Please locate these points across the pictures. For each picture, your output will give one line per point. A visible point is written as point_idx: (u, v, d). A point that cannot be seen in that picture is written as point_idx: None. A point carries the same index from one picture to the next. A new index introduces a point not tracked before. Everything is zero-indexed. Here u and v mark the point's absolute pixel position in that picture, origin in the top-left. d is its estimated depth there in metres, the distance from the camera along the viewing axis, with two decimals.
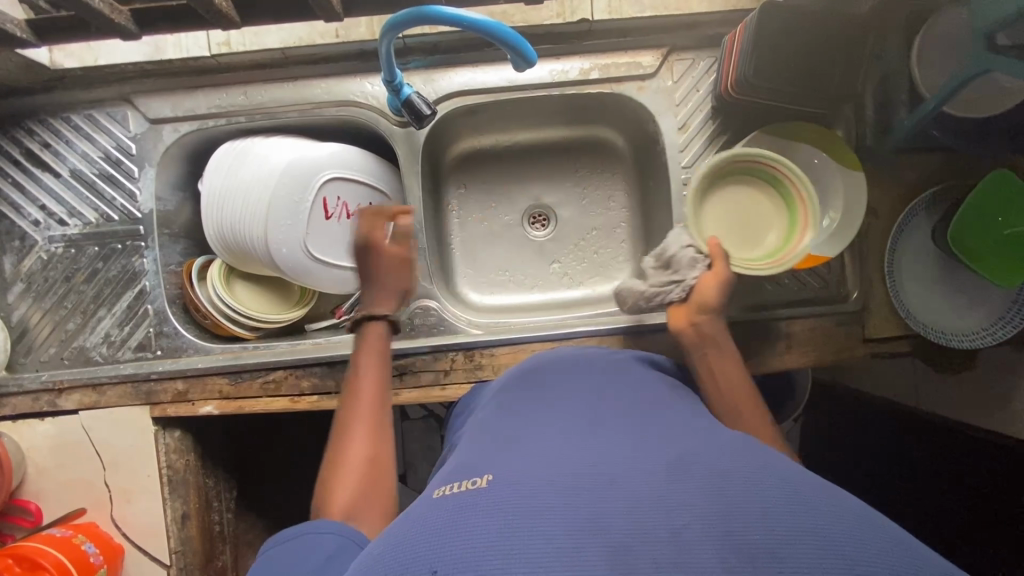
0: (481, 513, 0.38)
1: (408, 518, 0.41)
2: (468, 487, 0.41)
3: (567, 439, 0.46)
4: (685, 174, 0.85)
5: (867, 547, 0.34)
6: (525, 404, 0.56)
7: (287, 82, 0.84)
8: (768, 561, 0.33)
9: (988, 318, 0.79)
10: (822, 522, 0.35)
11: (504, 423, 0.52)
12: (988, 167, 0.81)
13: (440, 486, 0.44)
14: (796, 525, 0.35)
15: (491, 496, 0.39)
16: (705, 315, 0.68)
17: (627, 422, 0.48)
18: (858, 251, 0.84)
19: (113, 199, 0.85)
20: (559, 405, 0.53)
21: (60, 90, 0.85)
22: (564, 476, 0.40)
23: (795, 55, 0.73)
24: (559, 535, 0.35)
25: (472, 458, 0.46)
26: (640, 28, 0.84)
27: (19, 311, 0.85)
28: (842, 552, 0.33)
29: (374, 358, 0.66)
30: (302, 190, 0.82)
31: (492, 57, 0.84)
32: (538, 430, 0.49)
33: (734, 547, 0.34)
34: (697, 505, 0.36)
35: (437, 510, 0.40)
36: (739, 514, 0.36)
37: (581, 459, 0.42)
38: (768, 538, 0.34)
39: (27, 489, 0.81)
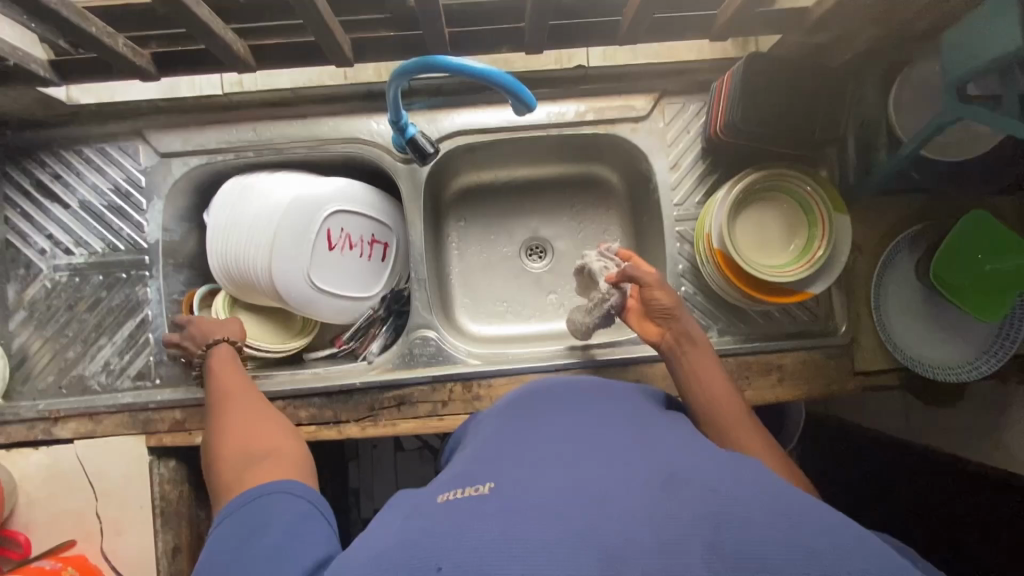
0: (481, 516, 0.39)
1: (411, 520, 0.42)
2: (471, 492, 0.43)
3: (569, 450, 0.47)
4: (677, 211, 0.88)
5: (850, 558, 0.35)
6: (522, 419, 0.56)
7: (295, 120, 0.88)
8: (750, 564, 0.35)
9: (973, 352, 0.80)
10: (805, 529, 0.37)
11: (501, 435, 0.53)
12: (966, 207, 0.85)
13: (443, 491, 0.46)
14: (780, 534, 0.36)
15: (492, 502, 0.41)
16: (665, 320, 0.74)
17: (623, 437, 0.49)
18: (845, 286, 0.87)
19: (121, 229, 0.87)
20: (554, 421, 0.54)
21: (74, 124, 0.88)
22: (561, 487, 0.42)
23: (779, 102, 0.78)
24: (557, 537, 0.37)
25: (474, 468, 0.48)
26: (634, 74, 0.88)
27: (20, 339, 0.86)
28: (825, 564, 0.35)
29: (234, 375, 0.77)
30: (307, 222, 0.84)
31: (492, 100, 0.88)
32: (539, 441, 0.50)
33: (718, 552, 0.35)
34: (684, 513, 0.38)
35: (442, 516, 0.41)
36: (723, 519, 0.37)
37: (579, 471, 0.43)
38: (753, 544, 0.36)
39: (17, 520, 0.80)
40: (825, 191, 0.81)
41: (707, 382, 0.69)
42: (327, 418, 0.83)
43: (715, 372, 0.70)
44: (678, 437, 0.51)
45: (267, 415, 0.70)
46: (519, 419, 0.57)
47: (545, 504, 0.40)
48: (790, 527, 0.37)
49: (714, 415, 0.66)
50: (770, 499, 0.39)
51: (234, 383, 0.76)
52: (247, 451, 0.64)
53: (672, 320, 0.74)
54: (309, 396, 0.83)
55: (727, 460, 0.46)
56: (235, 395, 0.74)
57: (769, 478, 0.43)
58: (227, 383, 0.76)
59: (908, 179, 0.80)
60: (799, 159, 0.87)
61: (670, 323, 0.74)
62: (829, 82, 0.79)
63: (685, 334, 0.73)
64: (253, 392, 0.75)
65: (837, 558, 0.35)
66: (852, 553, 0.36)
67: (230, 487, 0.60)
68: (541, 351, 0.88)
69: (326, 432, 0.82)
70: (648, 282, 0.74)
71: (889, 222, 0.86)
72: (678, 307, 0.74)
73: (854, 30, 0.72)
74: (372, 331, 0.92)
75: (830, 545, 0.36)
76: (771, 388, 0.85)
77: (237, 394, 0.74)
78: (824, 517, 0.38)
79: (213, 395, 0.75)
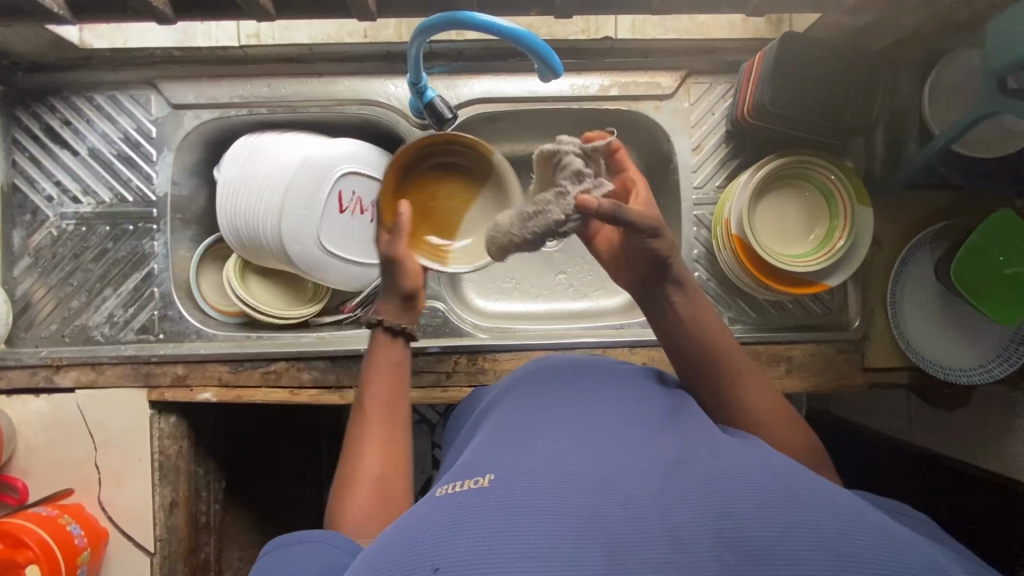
0: (482, 511, 0.38)
1: (409, 518, 0.41)
2: (470, 485, 0.41)
3: (570, 436, 0.46)
4: (696, 194, 0.87)
5: (863, 541, 0.34)
6: (522, 402, 0.55)
7: (312, 77, 0.86)
8: (762, 558, 0.33)
9: (986, 354, 0.79)
10: (814, 518, 0.35)
11: (501, 423, 0.52)
12: (991, 207, 0.83)
13: (444, 484, 0.44)
14: (788, 523, 0.35)
15: (493, 493, 0.39)
16: (641, 253, 0.60)
17: (629, 426, 0.48)
18: (862, 280, 0.85)
19: (129, 180, 0.86)
20: (554, 405, 0.53)
21: (86, 69, 0.86)
22: (562, 475, 0.40)
23: (808, 87, 0.76)
24: (559, 532, 0.35)
25: (476, 457, 0.46)
26: (661, 50, 0.86)
27: (24, 286, 0.85)
28: (838, 549, 0.33)
29: (386, 377, 0.66)
30: (319, 183, 0.83)
31: (514, 68, 0.86)
32: (542, 425, 0.49)
33: (727, 543, 0.34)
34: (691, 504, 0.37)
35: (442, 510, 0.39)
36: (736, 511, 0.36)
37: (584, 461, 0.42)
38: (762, 535, 0.34)
39: (16, 465, 0.80)
40: (851, 181, 0.79)
41: (712, 342, 0.60)
42: (329, 382, 0.82)
43: (720, 334, 0.61)
44: (686, 424, 0.49)
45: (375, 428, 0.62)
46: (518, 403, 0.55)
47: (549, 496, 0.38)
48: (801, 513, 0.36)
49: (712, 378, 0.60)
50: (778, 486, 0.38)
51: (385, 387, 0.65)
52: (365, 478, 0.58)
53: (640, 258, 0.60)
54: (312, 359, 0.82)
55: (734, 444, 0.45)
56: (388, 410, 0.64)
57: (781, 466, 0.41)
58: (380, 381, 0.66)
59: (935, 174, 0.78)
60: (825, 148, 0.85)
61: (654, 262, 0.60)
62: (861, 68, 0.77)
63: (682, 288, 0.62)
64: (398, 403, 0.65)
65: (853, 544, 0.34)
66: (869, 535, 0.34)
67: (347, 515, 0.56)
68: (549, 329, 0.87)
69: (328, 397, 0.82)
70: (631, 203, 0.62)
71: (913, 218, 0.84)
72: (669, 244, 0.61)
73: (895, 14, 0.69)
74: (378, 299, 0.91)
75: (842, 528, 0.35)
76: (780, 380, 0.83)
77: (392, 406, 0.64)
78: (837, 501, 0.37)
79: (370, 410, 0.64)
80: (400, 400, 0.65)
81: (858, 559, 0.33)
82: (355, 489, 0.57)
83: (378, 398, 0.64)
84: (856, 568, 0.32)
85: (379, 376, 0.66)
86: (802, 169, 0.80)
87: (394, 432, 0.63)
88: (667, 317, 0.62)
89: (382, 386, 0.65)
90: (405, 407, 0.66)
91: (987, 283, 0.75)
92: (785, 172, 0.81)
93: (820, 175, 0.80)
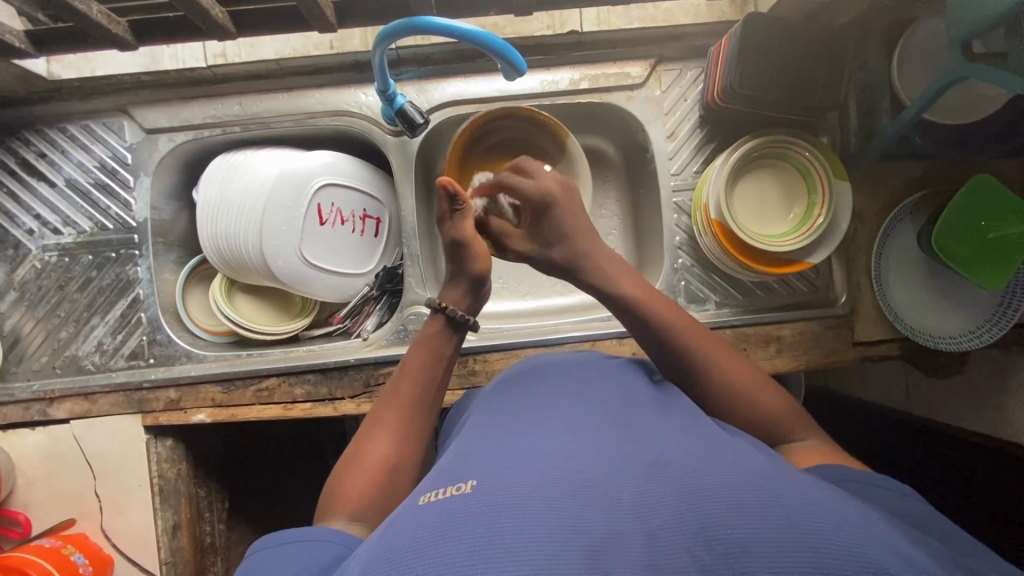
0: (465, 518, 0.37)
1: (392, 526, 0.40)
2: (451, 492, 0.41)
3: (552, 440, 0.46)
4: (674, 180, 0.87)
5: (844, 537, 0.34)
6: (505, 407, 0.55)
7: (282, 92, 0.86)
8: (743, 557, 0.33)
9: (975, 320, 0.79)
10: (793, 515, 0.35)
11: (482, 429, 0.51)
12: (970, 173, 0.82)
13: (426, 492, 0.43)
14: (768, 522, 0.35)
15: (474, 499, 0.39)
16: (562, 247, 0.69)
17: (612, 426, 0.48)
18: (846, 256, 0.85)
19: (108, 208, 0.86)
20: (539, 407, 0.53)
21: (57, 100, 0.86)
22: (544, 479, 0.40)
23: (774, 67, 0.76)
24: (542, 538, 0.35)
25: (458, 464, 0.46)
26: (628, 39, 0.86)
27: (11, 320, 0.85)
28: (818, 546, 0.33)
29: (419, 364, 0.66)
30: (296, 198, 0.83)
31: (483, 69, 0.86)
32: (525, 429, 0.48)
33: (708, 545, 0.34)
34: (671, 508, 0.37)
35: (425, 517, 0.39)
36: (715, 513, 0.36)
37: (566, 465, 0.42)
38: (743, 535, 0.34)
39: (16, 500, 0.81)
40: (826, 157, 0.79)
41: (659, 313, 0.62)
42: (322, 396, 0.82)
43: (666, 304, 0.63)
44: (667, 420, 0.49)
45: (394, 414, 0.62)
46: (502, 406, 0.56)
47: (531, 500, 0.38)
48: (781, 512, 0.36)
49: (661, 347, 0.62)
50: (760, 486, 0.38)
51: (417, 376, 0.65)
52: (372, 459, 0.57)
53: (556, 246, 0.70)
54: (303, 373, 0.82)
55: (716, 443, 0.45)
56: (412, 400, 0.63)
57: (761, 465, 0.41)
58: (410, 367, 0.66)
59: (910, 144, 0.78)
60: (799, 126, 0.85)
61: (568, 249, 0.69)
62: (827, 44, 0.76)
63: (607, 262, 0.67)
64: (422, 397, 0.64)
65: (834, 541, 0.34)
66: (850, 530, 0.35)
67: (343, 492, 0.55)
68: (538, 326, 0.87)
69: (321, 410, 0.82)
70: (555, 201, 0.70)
71: (892, 190, 0.84)
72: (580, 229, 0.70)
73: None
74: (366, 308, 0.91)
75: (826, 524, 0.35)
76: (771, 362, 0.83)
77: (421, 396, 0.64)
78: (809, 496, 0.38)
79: (393, 392, 0.64)
80: (430, 392, 0.65)
81: (836, 556, 0.33)
82: (363, 463, 0.57)
83: (412, 384, 0.64)
84: (835, 565, 0.32)
85: (418, 361, 0.66)
86: (779, 146, 0.80)
87: (417, 425, 0.62)
88: (609, 288, 0.66)
89: (412, 374, 0.65)
90: (430, 402, 0.65)
91: (970, 248, 0.75)
92: (765, 150, 0.81)
93: (797, 154, 0.80)
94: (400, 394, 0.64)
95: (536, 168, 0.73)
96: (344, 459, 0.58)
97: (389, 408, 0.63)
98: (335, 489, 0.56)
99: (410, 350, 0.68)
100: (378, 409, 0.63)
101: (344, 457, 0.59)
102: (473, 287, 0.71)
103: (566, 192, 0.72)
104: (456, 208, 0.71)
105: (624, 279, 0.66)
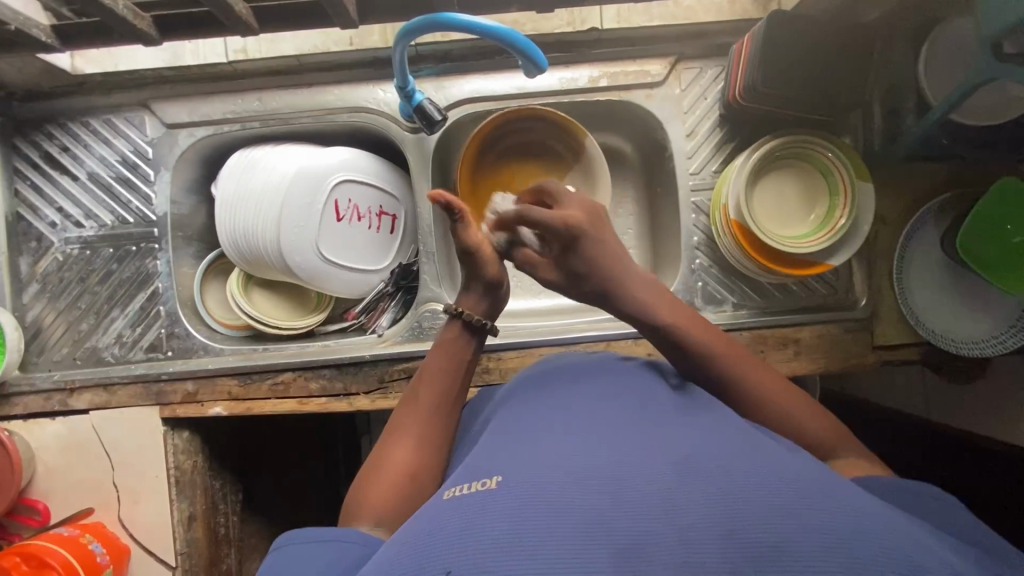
0: (491, 511, 0.37)
1: (418, 522, 0.40)
2: (478, 488, 0.41)
3: (577, 437, 0.46)
4: (693, 180, 0.86)
5: (875, 539, 0.34)
6: (526, 406, 0.55)
7: (301, 88, 0.86)
8: (772, 560, 0.33)
9: (1001, 325, 0.77)
10: (824, 517, 0.35)
11: (506, 427, 0.52)
12: (996, 176, 0.81)
13: (450, 487, 0.44)
14: (799, 523, 0.35)
15: (502, 494, 0.39)
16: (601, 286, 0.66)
17: (633, 425, 0.48)
18: (867, 259, 0.84)
19: (129, 202, 0.87)
20: (561, 406, 0.52)
21: (80, 94, 0.87)
22: (570, 476, 0.40)
23: (798, 66, 0.75)
24: (569, 534, 0.35)
25: (482, 461, 0.46)
26: (648, 37, 0.85)
27: (33, 312, 0.87)
28: (852, 547, 0.33)
29: (438, 369, 0.66)
30: (315, 194, 0.83)
31: (502, 66, 0.85)
32: (552, 427, 0.48)
33: (739, 546, 0.34)
34: (701, 504, 0.37)
35: (450, 511, 0.39)
36: (746, 512, 0.36)
37: (594, 460, 0.42)
38: (773, 536, 0.34)
39: (36, 488, 0.82)
40: (849, 158, 0.78)
41: (674, 323, 0.62)
42: (337, 390, 0.83)
43: (683, 316, 0.63)
44: (693, 419, 0.49)
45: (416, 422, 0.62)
46: (523, 405, 0.56)
47: (559, 497, 0.38)
48: (811, 511, 0.35)
49: (684, 356, 0.61)
50: (788, 483, 0.38)
51: (436, 382, 0.65)
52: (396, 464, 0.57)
53: (583, 279, 0.67)
54: (318, 368, 0.83)
55: (744, 441, 0.45)
56: (433, 404, 0.63)
57: (789, 463, 0.41)
58: (429, 374, 0.66)
59: (936, 146, 0.76)
60: (821, 126, 0.84)
61: (597, 284, 0.66)
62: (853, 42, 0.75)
63: (642, 286, 0.65)
64: (442, 404, 0.64)
65: (863, 540, 0.34)
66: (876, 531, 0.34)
67: (367, 498, 0.55)
68: (553, 325, 0.87)
69: (336, 405, 0.82)
70: (593, 229, 0.67)
71: (915, 192, 0.83)
72: (611, 255, 0.67)
73: None
74: (381, 305, 0.91)
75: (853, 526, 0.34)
76: (789, 364, 0.82)
77: (441, 399, 0.64)
78: (840, 498, 0.37)
79: (415, 398, 0.64)
80: (450, 396, 0.65)
81: (867, 560, 0.32)
82: (386, 467, 0.57)
83: (432, 388, 0.64)
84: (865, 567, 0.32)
85: (438, 367, 0.66)
86: (805, 148, 0.79)
87: (438, 427, 0.62)
88: (641, 312, 0.64)
89: (431, 380, 0.65)
90: (450, 408, 0.64)
91: (995, 252, 0.74)
92: (791, 150, 0.80)
93: (820, 154, 0.79)
94: (421, 400, 0.64)
95: (568, 198, 0.70)
96: (368, 465, 0.59)
97: (411, 412, 0.63)
98: (360, 495, 0.56)
99: (429, 355, 0.68)
100: (400, 415, 0.63)
101: (369, 464, 0.59)
102: (488, 295, 0.71)
103: (602, 215, 0.70)
104: (460, 220, 0.67)
105: (641, 287, 0.65)
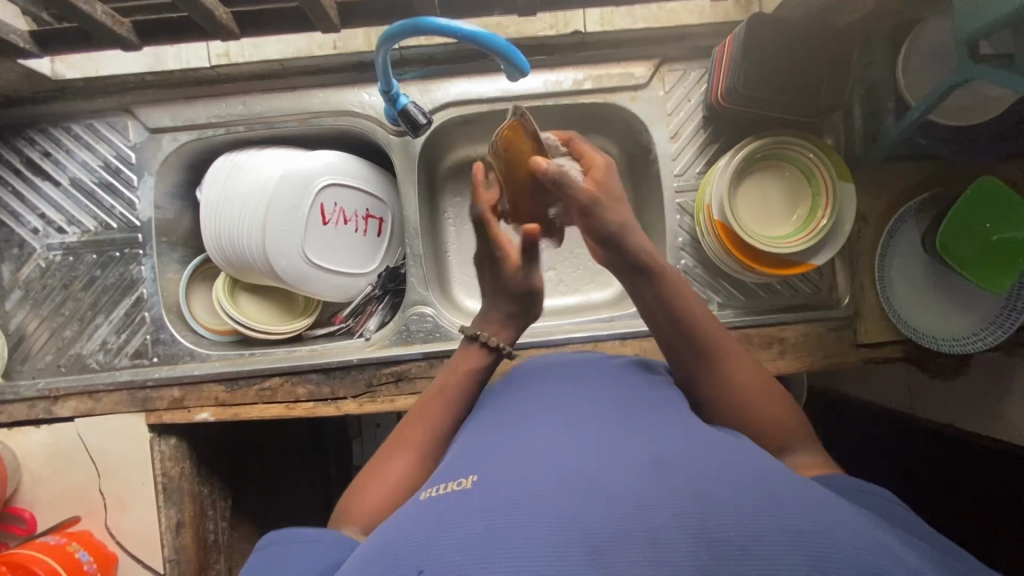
0: (465, 511, 0.38)
1: (394, 522, 0.41)
2: (453, 488, 0.41)
3: (558, 437, 0.46)
4: (677, 181, 0.86)
5: (840, 543, 0.34)
6: (506, 407, 0.55)
7: (285, 92, 0.86)
8: (741, 558, 0.33)
9: (979, 323, 0.79)
10: (793, 516, 0.36)
11: (487, 427, 0.52)
12: (975, 175, 0.82)
13: (428, 487, 0.44)
14: (770, 522, 0.35)
15: (475, 496, 0.39)
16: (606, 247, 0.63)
17: (609, 425, 0.48)
18: (849, 258, 0.84)
19: (113, 207, 0.86)
20: (539, 407, 0.53)
21: (62, 100, 0.86)
22: (547, 475, 0.40)
23: (779, 68, 0.76)
24: (541, 534, 0.35)
25: (462, 461, 0.46)
26: (632, 40, 0.86)
27: (16, 319, 0.86)
28: (818, 551, 0.34)
29: (452, 391, 0.64)
30: (300, 198, 0.83)
31: (486, 69, 0.86)
32: (532, 428, 0.49)
33: (708, 544, 0.34)
34: (674, 505, 0.37)
35: (426, 511, 0.39)
36: (717, 513, 0.36)
37: (572, 460, 0.42)
38: (742, 536, 0.34)
39: (21, 497, 0.81)
40: (830, 159, 0.79)
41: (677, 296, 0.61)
42: (325, 395, 0.82)
43: (703, 311, 0.61)
44: (669, 419, 0.50)
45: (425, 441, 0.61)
46: (502, 406, 0.56)
47: (530, 496, 0.38)
48: (775, 511, 0.36)
49: (681, 351, 0.60)
50: (757, 486, 0.38)
51: (447, 404, 0.63)
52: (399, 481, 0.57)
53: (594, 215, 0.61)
54: (305, 373, 0.83)
55: (719, 441, 0.45)
56: (443, 426, 0.62)
57: (763, 465, 0.42)
58: (441, 393, 0.64)
59: (916, 146, 0.77)
60: (803, 126, 0.85)
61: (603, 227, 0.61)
62: (833, 44, 0.76)
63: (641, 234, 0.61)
64: (452, 427, 0.62)
65: (831, 543, 0.34)
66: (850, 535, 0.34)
67: (363, 504, 0.55)
68: (541, 327, 0.87)
69: (324, 409, 0.82)
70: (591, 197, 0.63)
71: (896, 191, 0.84)
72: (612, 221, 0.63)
73: None
74: (368, 309, 0.91)
75: (823, 531, 0.35)
76: (774, 362, 0.83)
77: (449, 414, 0.63)
78: (814, 500, 0.38)
79: (424, 412, 0.63)
80: (460, 421, 0.63)
81: (832, 558, 0.33)
82: (386, 479, 0.57)
83: (443, 408, 0.63)
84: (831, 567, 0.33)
85: (453, 389, 0.64)
86: (787, 150, 0.80)
87: (444, 445, 0.61)
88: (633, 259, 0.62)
89: (443, 400, 0.64)
90: (458, 433, 0.63)
91: (973, 250, 0.75)
92: (773, 151, 0.80)
93: (801, 154, 0.79)
94: (428, 417, 0.63)
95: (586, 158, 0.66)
96: (369, 469, 0.59)
97: (417, 424, 0.62)
98: (355, 498, 0.56)
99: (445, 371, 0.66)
100: (406, 426, 0.62)
101: (370, 469, 0.59)
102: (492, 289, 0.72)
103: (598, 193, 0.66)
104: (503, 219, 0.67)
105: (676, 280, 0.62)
